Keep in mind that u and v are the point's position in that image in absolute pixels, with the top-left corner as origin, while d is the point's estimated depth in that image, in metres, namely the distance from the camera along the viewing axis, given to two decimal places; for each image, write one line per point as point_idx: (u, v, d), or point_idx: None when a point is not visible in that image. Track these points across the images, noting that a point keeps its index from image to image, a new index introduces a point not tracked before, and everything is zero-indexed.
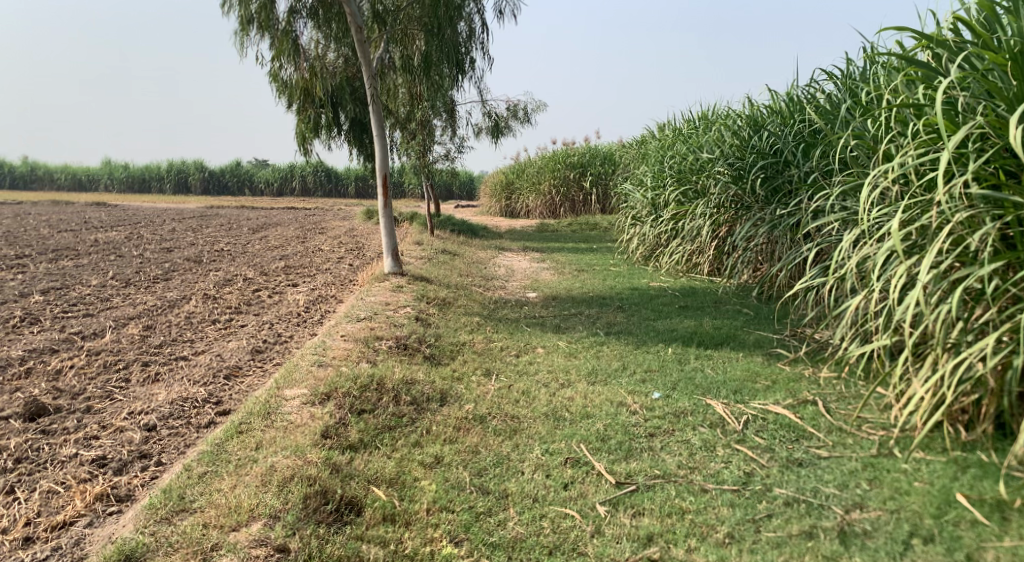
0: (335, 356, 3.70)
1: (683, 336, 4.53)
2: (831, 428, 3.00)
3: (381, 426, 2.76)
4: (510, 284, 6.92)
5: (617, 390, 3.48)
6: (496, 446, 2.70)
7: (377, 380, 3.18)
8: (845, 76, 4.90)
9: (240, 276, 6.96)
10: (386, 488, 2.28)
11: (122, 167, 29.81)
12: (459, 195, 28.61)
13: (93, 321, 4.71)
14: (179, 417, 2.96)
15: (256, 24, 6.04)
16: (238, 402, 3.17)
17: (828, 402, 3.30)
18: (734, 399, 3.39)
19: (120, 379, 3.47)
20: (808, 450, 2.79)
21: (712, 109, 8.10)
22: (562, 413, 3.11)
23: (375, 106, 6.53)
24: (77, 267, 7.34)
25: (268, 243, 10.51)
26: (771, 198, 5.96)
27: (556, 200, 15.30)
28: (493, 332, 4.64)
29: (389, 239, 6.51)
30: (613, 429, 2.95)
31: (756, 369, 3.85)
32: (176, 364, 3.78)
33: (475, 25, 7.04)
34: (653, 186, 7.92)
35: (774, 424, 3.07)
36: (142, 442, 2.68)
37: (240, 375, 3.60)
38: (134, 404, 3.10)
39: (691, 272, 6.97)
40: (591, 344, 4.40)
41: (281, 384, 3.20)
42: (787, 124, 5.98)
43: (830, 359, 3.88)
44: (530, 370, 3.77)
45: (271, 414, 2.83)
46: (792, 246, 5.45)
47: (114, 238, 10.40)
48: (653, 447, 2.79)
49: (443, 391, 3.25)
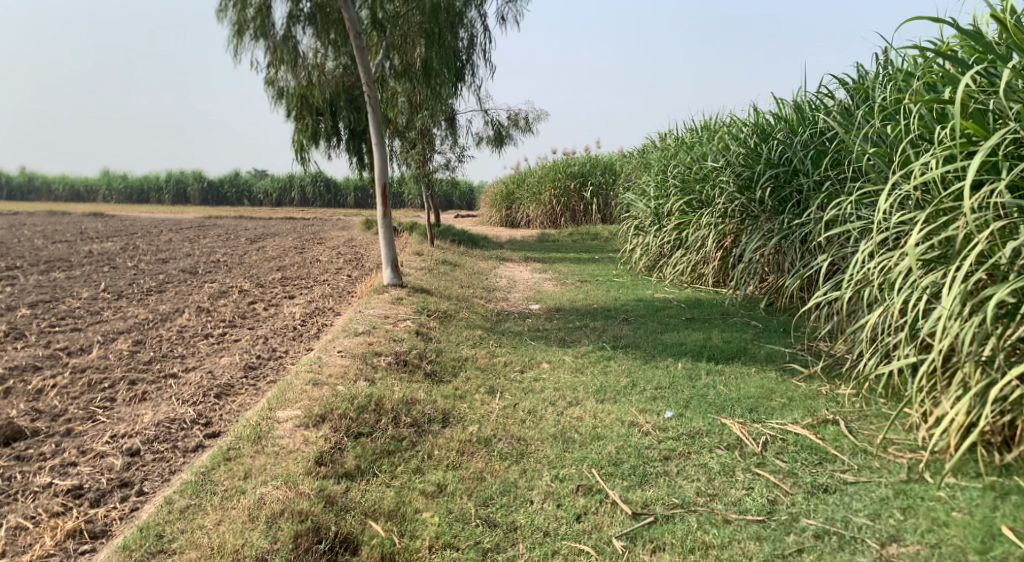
0: (332, 373, 3.53)
1: (693, 351, 4.37)
2: (856, 450, 2.84)
3: (379, 450, 2.59)
4: (512, 296, 6.77)
5: (627, 409, 3.31)
6: (504, 473, 2.52)
7: (375, 401, 3.01)
8: (858, 82, 4.76)
9: (235, 288, 6.80)
10: (384, 522, 2.10)
11: (121, 178, 29.72)
12: (458, 205, 28.53)
13: (81, 336, 4.54)
14: (165, 440, 2.79)
15: (252, 30, 5.92)
16: (228, 423, 2.99)
17: (850, 422, 3.13)
18: (750, 418, 3.23)
19: (105, 399, 3.30)
20: (834, 475, 2.62)
21: (717, 118, 7.98)
22: (570, 435, 2.94)
23: (375, 114, 6.38)
24: (69, 279, 7.18)
25: (265, 254, 10.36)
26: (780, 208, 5.81)
27: (557, 210, 15.18)
28: (495, 346, 4.48)
29: (389, 250, 6.36)
30: (626, 452, 2.79)
31: (771, 385, 3.69)
32: (165, 382, 3.60)
33: (476, 31, 6.93)
34: (656, 195, 7.78)
35: (795, 447, 2.90)
36: (122, 469, 2.51)
37: (231, 394, 3.42)
38: (117, 426, 2.93)
39: (696, 283, 6.82)
40: (597, 359, 4.24)
41: (274, 405, 3.03)
42: (796, 132, 5.86)
43: (848, 375, 3.72)
44: (536, 388, 3.60)
45: (262, 439, 2.65)
46: (803, 257, 5.29)
47: (109, 249, 10.24)
48: (668, 472, 2.63)
49: (444, 411, 3.08)
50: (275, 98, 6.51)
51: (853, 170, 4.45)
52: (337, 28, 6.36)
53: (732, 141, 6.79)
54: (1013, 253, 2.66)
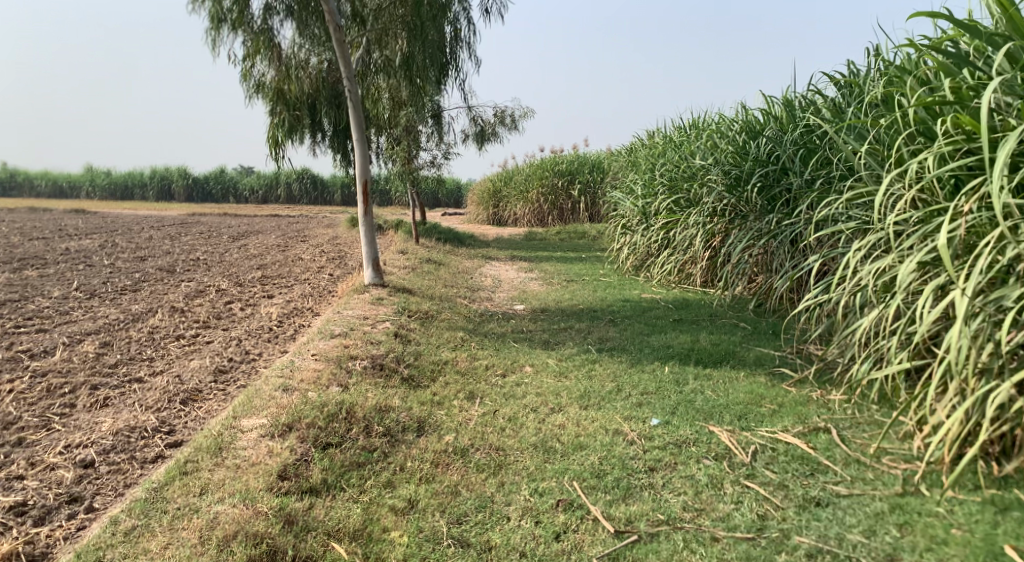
0: (303, 378, 3.37)
1: (680, 354, 4.26)
2: (848, 460, 2.77)
3: (349, 463, 2.44)
4: (497, 296, 6.62)
5: (612, 416, 3.18)
6: (480, 487, 2.39)
7: (347, 408, 2.86)
8: (849, 81, 4.68)
9: (212, 287, 6.60)
10: (349, 544, 1.97)
11: (104, 174, 29.25)
12: (446, 203, 28.39)
13: (45, 337, 4.34)
14: (123, 450, 2.62)
15: (229, 21, 5.73)
16: (192, 431, 2.83)
17: (842, 430, 3.05)
18: (740, 425, 3.13)
19: (63, 405, 3.11)
20: (826, 487, 2.55)
21: (704, 115, 7.90)
22: (552, 445, 2.81)
23: (357, 110, 6.22)
24: (40, 277, 6.94)
25: (246, 252, 10.11)
26: (769, 207, 5.72)
27: (544, 209, 15.06)
28: (477, 348, 4.34)
29: (370, 249, 6.20)
30: (609, 464, 2.67)
31: (760, 390, 3.59)
32: (129, 386, 3.42)
33: (461, 26, 6.78)
34: (643, 194, 7.67)
35: (786, 457, 2.82)
36: (73, 483, 2.35)
37: (199, 400, 3.25)
38: (72, 435, 2.75)
39: (683, 283, 6.73)
40: (582, 362, 4.11)
41: (239, 413, 2.86)
42: (785, 130, 5.76)
43: (839, 380, 3.63)
44: (517, 393, 3.46)
45: (223, 451, 2.49)
46: (792, 257, 5.19)
47: (85, 246, 9.95)
48: (654, 485, 2.52)
49: (420, 418, 2.94)
50: (251, 91, 6.31)
51: (843, 168, 4.37)
52: (318, 21, 6.19)
53: (721, 138, 6.71)
54: (1014, 259, 2.60)
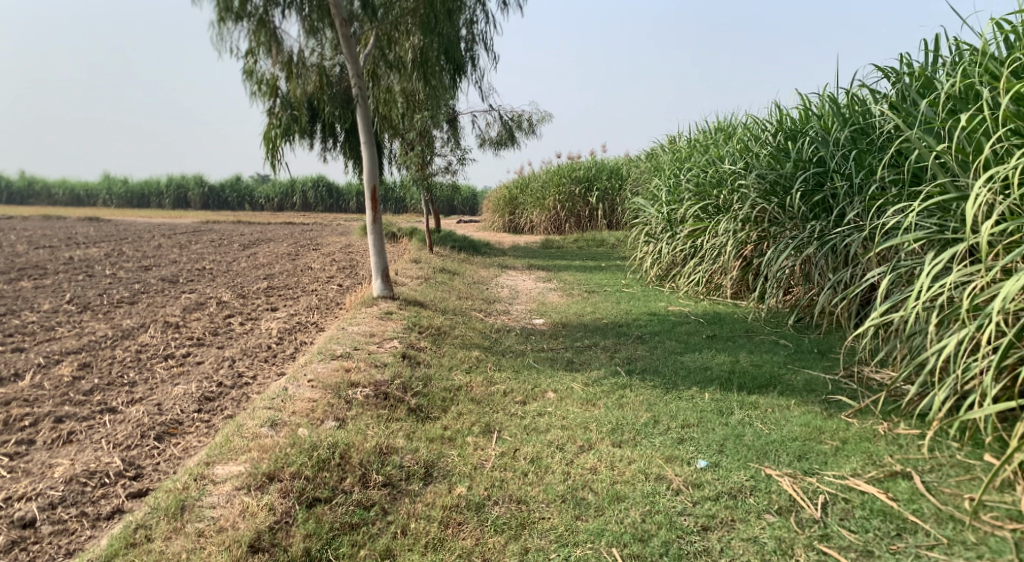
0: (295, 411, 2.96)
1: (721, 377, 3.78)
2: (940, 516, 2.29)
3: (339, 524, 2.05)
4: (515, 309, 6.19)
5: (651, 456, 2.72)
6: (499, 555, 2.00)
7: (341, 451, 2.42)
8: (906, 74, 4.22)
9: (213, 300, 6.22)
10: None
11: (122, 182, 29.28)
12: (461, 211, 28.12)
13: (20, 359, 3.95)
14: (75, 502, 2.22)
15: (231, 12, 5.38)
16: (159, 477, 2.42)
17: (924, 475, 2.56)
18: (802, 468, 2.66)
19: (19, 443, 2.70)
20: (919, 555, 2.10)
21: (733, 117, 7.44)
22: (584, 496, 2.36)
23: (364, 110, 5.76)
24: (35, 289, 6.58)
25: (254, 262, 9.73)
26: (810, 215, 5.24)
27: (562, 216, 14.63)
28: (494, 370, 3.90)
29: (378, 258, 5.78)
30: (653, 521, 2.22)
31: (818, 423, 3.10)
32: (99, 417, 3.00)
33: (476, 22, 6.36)
34: (668, 200, 7.18)
35: (863, 511, 2.35)
36: (3, 553, 1.96)
37: (176, 435, 2.83)
38: (18, 483, 2.34)
39: (712, 294, 6.25)
40: (612, 388, 3.64)
41: (213, 458, 2.44)
42: (829, 130, 5.31)
43: (908, 413, 3.12)
44: (539, 427, 3.01)
45: (187, 511, 2.09)
46: (840, 268, 4.70)
47: (91, 256, 9.63)
48: (708, 550, 2.10)
49: (427, 462, 2.51)
50: (252, 89, 5.90)
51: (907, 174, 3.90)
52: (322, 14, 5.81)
53: (753, 141, 6.26)
54: None
